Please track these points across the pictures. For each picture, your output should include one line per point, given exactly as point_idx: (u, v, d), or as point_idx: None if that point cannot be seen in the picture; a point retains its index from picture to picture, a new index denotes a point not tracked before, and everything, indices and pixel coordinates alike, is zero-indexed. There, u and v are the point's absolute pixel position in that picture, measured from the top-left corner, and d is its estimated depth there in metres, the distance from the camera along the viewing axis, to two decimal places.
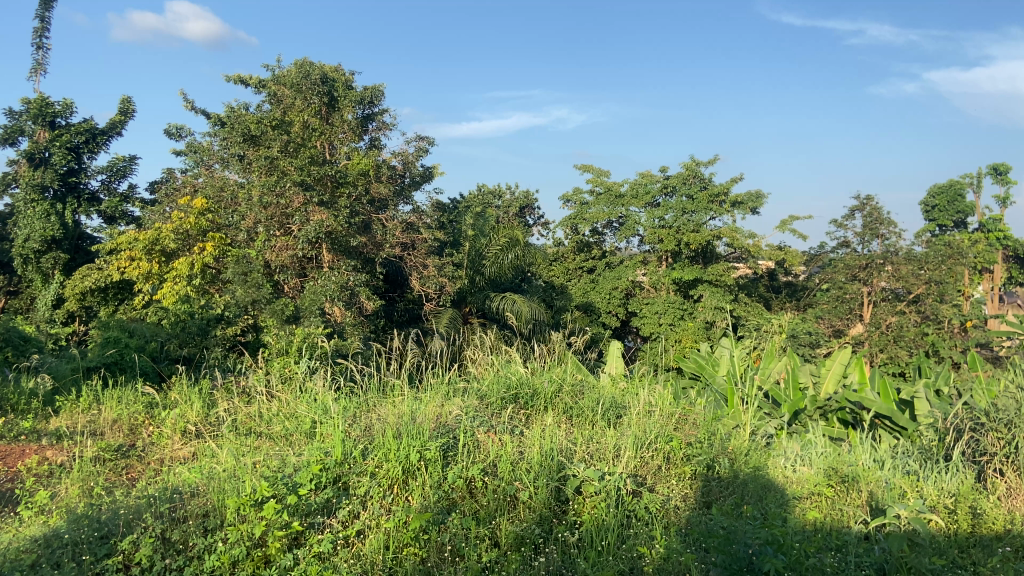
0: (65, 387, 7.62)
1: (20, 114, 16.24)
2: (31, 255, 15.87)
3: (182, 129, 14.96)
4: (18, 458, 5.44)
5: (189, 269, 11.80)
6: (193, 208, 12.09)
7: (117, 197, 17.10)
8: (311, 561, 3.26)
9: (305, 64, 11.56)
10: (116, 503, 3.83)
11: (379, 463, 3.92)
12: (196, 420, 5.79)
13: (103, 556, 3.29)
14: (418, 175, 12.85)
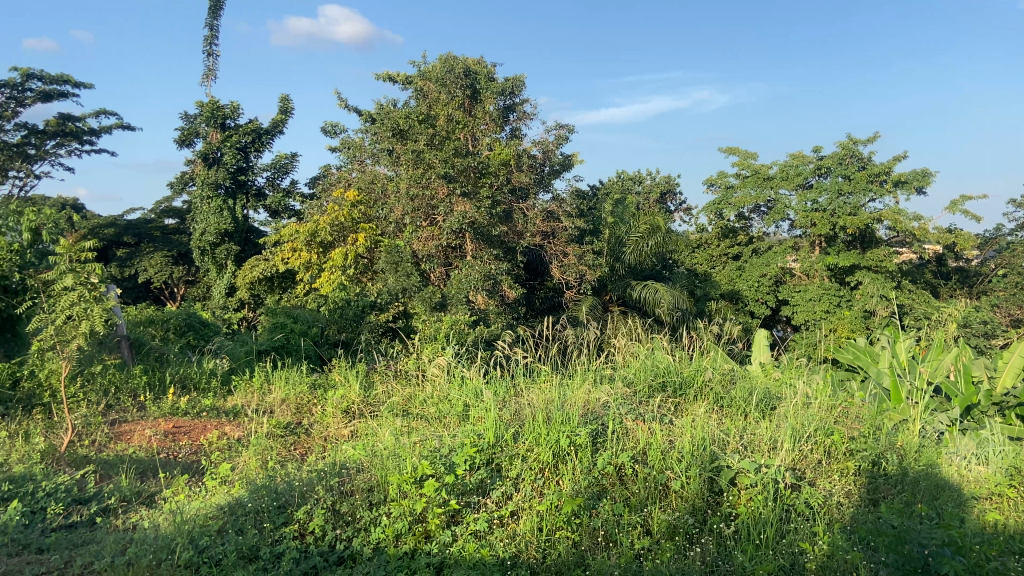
0: (240, 369, 8.31)
1: (196, 117, 17.72)
2: (208, 247, 17.32)
3: (337, 126, 15.75)
4: (200, 433, 6.02)
5: (345, 259, 12.46)
6: (347, 200, 12.74)
7: (280, 192, 18.31)
8: (469, 538, 3.40)
9: (450, 59, 11.76)
10: (290, 476, 4.14)
11: (530, 447, 3.99)
12: (356, 401, 6.16)
13: (281, 524, 3.57)
14: (558, 163, 12.86)
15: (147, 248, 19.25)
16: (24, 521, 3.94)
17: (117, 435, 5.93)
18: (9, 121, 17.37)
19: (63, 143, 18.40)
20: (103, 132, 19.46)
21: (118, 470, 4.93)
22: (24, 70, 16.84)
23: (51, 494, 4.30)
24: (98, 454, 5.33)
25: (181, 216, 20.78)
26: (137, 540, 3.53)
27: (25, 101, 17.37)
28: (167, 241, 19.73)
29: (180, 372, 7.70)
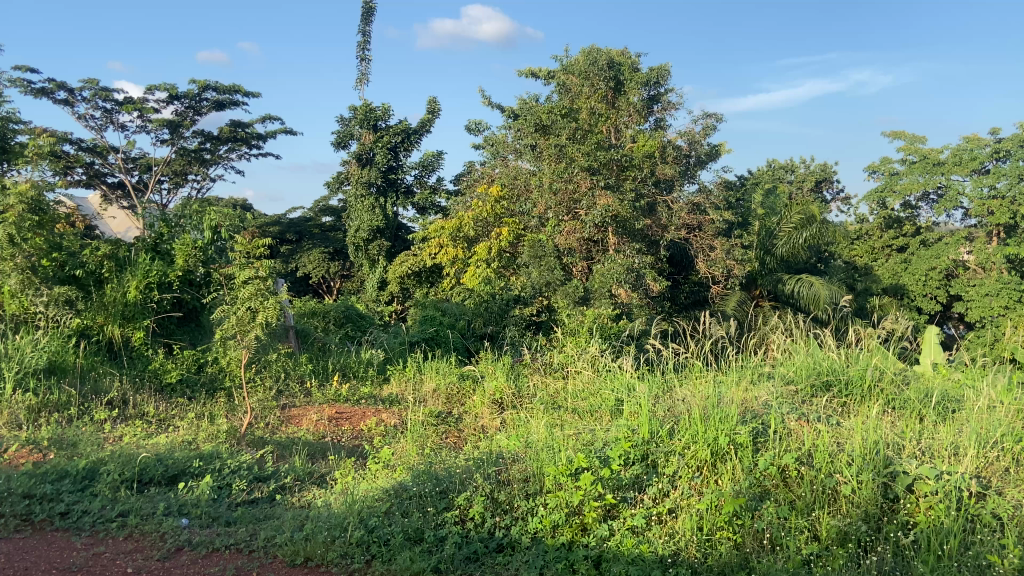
0: (394, 359, 8.72)
1: (350, 120, 18.66)
2: (362, 243, 18.28)
3: (480, 124, 16.06)
4: (360, 419, 6.37)
5: (489, 254, 12.72)
6: (490, 196, 13.00)
7: (427, 189, 18.90)
8: (626, 533, 3.39)
9: (593, 51, 11.77)
10: (449, 463, 4.28)
11: (686, 444, 3.91)
12: (507, 393, 6.30)
13: (443, 509, 3.70)
14: (704, 153, 12.44)
15: (307, 245, 20.55)
16: (213, 496, 4.33)
17: (286, 419, 6.37)
18: (187, 129, 19.00)
19: (234, 148, 19.93)
20: (268, 136, 20.89)
21: (291, 451, 5.30)
22: (200, 82, 18.35)
23: (236, 471, 4.71)
24: (272, 437, 5.75)
25: (337, 214, 21.98)
26: (312, 517, 3.78)
27: (201, 110, 18.93)
28: (325, 237, 20.95)
29: (341, 362, 8.17)
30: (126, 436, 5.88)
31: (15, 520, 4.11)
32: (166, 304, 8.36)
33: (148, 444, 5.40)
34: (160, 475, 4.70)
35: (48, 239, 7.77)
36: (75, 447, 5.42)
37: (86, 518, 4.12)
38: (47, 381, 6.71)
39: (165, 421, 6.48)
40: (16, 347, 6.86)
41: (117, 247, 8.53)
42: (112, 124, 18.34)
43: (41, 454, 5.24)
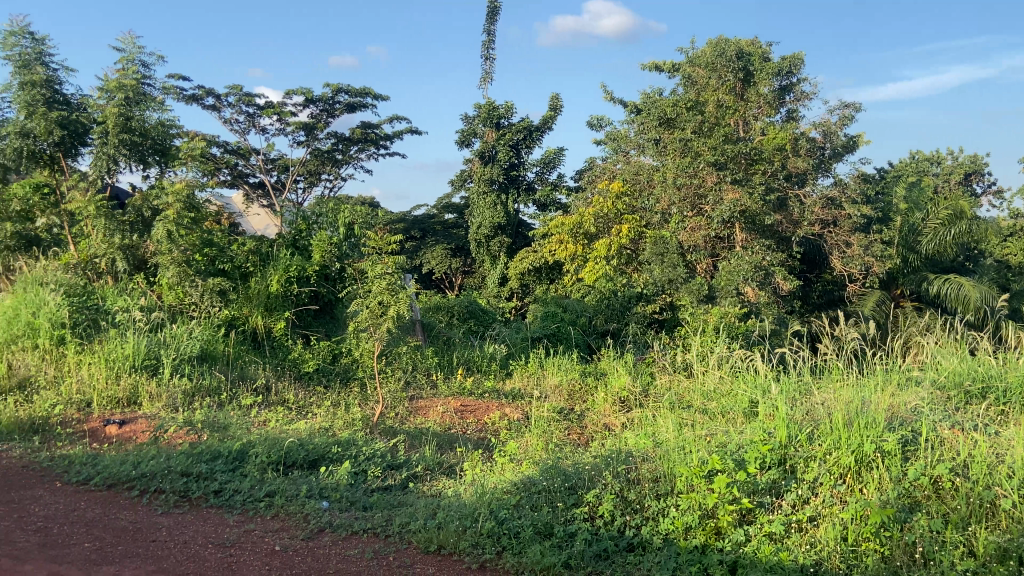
0: (517, 355, 8.84)
1: (474, 118, 19.02)
2: (484, 239, 18.61)
3: (602, 120, 15.96)
4: (484, 412, 6.49)
5: (609, 250, 12.63)
6: (611, 192, 12.94)
7: (549, 186, 19.00)
8: (763, 539, 3.27)
9: (721, 42, 11.35)
10: (577, 459, 4.28)
11: (827, 449, 3.73)
12: (632, 392, 6.25)
13: (572, 505, 3.70)
14: (840, 145, 11.89)
15: (431, 242, 21.15)
16: (351, 481, 4.56)
17: (415, 410, 6.58)
18: (321, 131, 19.94)
19: (364, 148, 20.74)
20: (395, 136, 21.62)
21: (421, 441, 5.48)
22: (335, 86, 19.21)
23: (370, 458, 4.92)
24: (402, 426, 5.96)
25: (460, 211, 22.46)
26: (444, 507, 3.89)
27: (335, 112, 19.81)
28: (448, 234, 21.48)
29: (465, 355, 8.37)
30: (269, 421, 6.26)
31: (176, 496, 4.52)
32: (304, 297, 8.85)
33: (290, 429, 5.72)
34: (301, 459, 4.99)
35: (200, 235, 8.38)
36: (226, 429, 5.82)
37: (236, 497, 4.46)
38: (200, 367, 7.24)
39: (303, 408, 6.85)
40: (173, 335, 7.45)
41: (261, 243, 9.09)
42: (254, 128, 19.50)
43: (196, 434, 5.67)
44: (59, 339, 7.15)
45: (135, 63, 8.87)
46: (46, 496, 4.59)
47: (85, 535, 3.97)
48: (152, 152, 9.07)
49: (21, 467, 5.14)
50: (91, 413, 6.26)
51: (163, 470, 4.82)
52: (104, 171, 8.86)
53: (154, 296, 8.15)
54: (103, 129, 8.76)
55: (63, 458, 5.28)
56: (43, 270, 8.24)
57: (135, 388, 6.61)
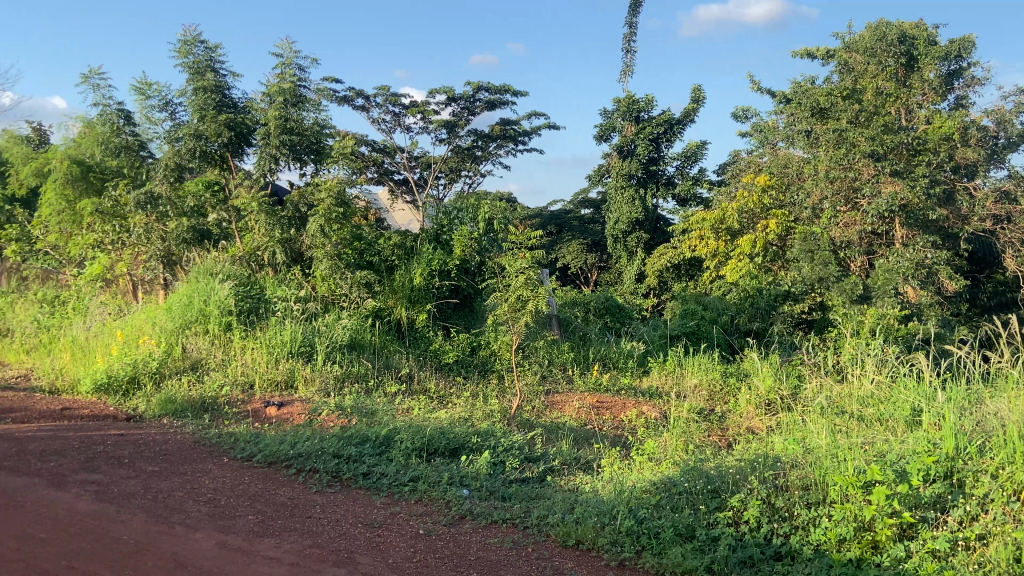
0: (655, 352, 8.72)
1: (613, 113, 18.89)
2: (621, 235, 18.44)
3: (749, 111, 15.36)
4: (621, 409, 6.42)
5: (753, 247, 12.17)
6: (757, 185, 12.54)
7: (689, 180, 18.52)
8: (925, 557, 3.04)
9: (880, 25, 10.56)
10: (720, 462, 4.14)
11: (1003, 465, 3.41)
12: (778, 395, 5.99)
13: (715, 508, 3.59)
14: (1016, 134, 10.94)
15: (568, 236, 21.19)
16: (490, 471, 4.67)
17: (551, 404, 6.62)
18: (463, 128, 20.42)
19: (503, 145, 21.07)
20: (534, 132, 21.80)
21: (558, 435, 5.51)
22: (476, 84, 19.62)
23: (509, 450, 5.01)
24: (539, 420, 6.01)
25: (596, 207, 22.38)
26: (583, 503, 3.88)
27: (476, 110, 20.22)
28: (584, 229, 21.45)
29: (602, 351, 8.34)
30: (412, 409, 6.51)
31: (329, 476, 4.80)
32: (445, 290, 9.13)
33: (432, 417, 5.92)
34: (443, 447, 5.15)
35: (350, 231, 8.80)
36: (372, 415, 6.10)
37: (383, 480, 4.68)
38: (349, 355, 7.63)
39: (444, 397, 7.07)
40: (325, 325, 7.91)
41: (405, 237, 9.44)
42: (399, 127, 20.27)
43: (346, 419, 5.98)
44: (227, 325, 7.76)
45: (293, 67, 9.40)
46: (215, 470, 5.00)
47: (248, 508, 4.30)
48: (309, 151, 9.61)
49: (194, 442, 5.63)
50: (253, 395, 6.75)
51: (316, 451, 5.12)
52: (266, 170, 9.50)
53: (309, 287, 8.66)
54: (266, 130, 9.39)
55: (229, 435, 5.73)
56: (213, 262, 8.96)
57: (292, 372, 7.07)
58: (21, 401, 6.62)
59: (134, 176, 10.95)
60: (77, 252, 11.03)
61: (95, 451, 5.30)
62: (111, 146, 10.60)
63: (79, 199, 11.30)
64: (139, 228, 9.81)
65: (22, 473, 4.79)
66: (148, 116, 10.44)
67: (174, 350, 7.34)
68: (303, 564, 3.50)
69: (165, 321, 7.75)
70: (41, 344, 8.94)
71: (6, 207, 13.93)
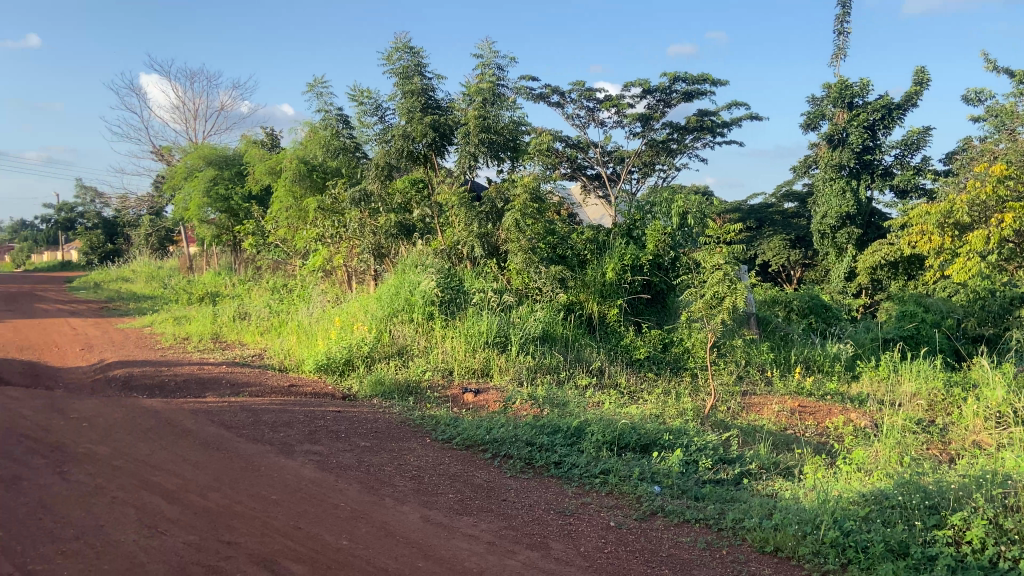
0: (866, 356, 8.11)
1: (823, 99, 17.81)
2: (828, 230, 17.38)
3: (982, 94, 13.79)
4: (826, 415, 6.06)
5: (984, 244, 10.98)
6: (992, 176, 11.34)
7: (910, 170, 16.96)
8: None
9: None
10: (940, 476, 3.81)
11: None
12: (1012, 408, 5.38)
13: (933, 525, 3.31)
14: None
15: (769, 232, 20.22)
16: (683, 470, 4.60)
17: (748, 406, 6.39)
18: (657, 121, 20.13)
19: (700, 137, 20.51)
20: (732, 123, 21.00)
21: (755, 439, 5.32)
22: (671, 75, 19.25)
23: (702, 449, 4.91)
24: (735, 421, 5.83)
25: (801, 200, 21.20)
26: (782, 509, 3.72)
27: (671, 102, 19.84)
28: (787, 224, 20.32)
29: (804, 353, 7.93)
30: (603, 403, 6.56)
31: (522, 463, 4.97)
32: (637, 285, 9.10)
33: (623, 412, 5.93)
34: (634, 443, 5.15)
35: (544, 225, 8.99)
36: (564, 406, 6.23)
37: (575, 470, 4.76)
38: (542, 347, 7.83)
39: (635, 393, 7.05)
40: (519, 317, 8.16)
41: (599, 232, 9.52)
42: (593, 122, 20.37)
43: (538, 409, 6.15)
44: (429, 314, 8.25)
45: (492, 67, 9.73)
46: (419, 449, 5.34)
47: (449, 487, 4.56)
48: (506, 148, 9.94)
49: (400, 423, 6.05)
50: (452, 380, 7.13)
51: (511, 438, 5.32)
52: (466, 168, 9.97)
53: (505, 280, 8.97)
54: (466, 129, 9.82)
55: (431, 418, 6.09)
56: (418, 255, 9.56)
57: (488, 362, 7.38)
58: (256, 377, 7.46)
59: (351, 175, 11.92)
60: (302, 245, 12.23)
61: (317, 424, 5.86)
62: (331, 149, 11.62)
63: (304, 197, 12.53)
64: (354, 223, 10.69)
65: (258, 441, 5.40)
66: (362, 120, 11.31)
67: (383, 336, 7.91)
68: (499, 544, 3.65)
69: (376, 310, 8.38)
70: (272, 327, 10.02)
71: (245, 205, 15.75)
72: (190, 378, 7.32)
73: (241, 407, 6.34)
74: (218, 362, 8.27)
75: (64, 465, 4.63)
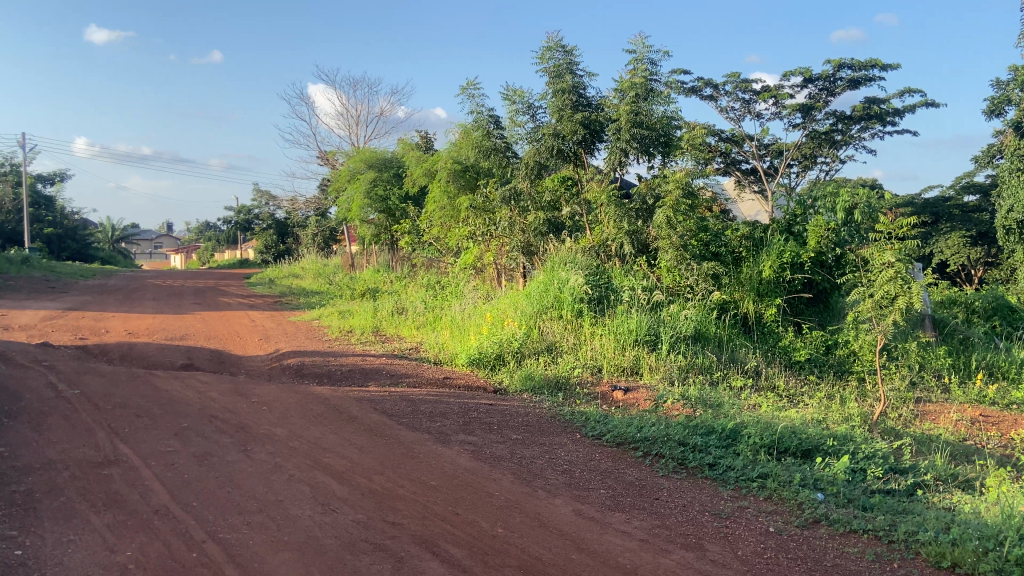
0: None
1: (1011, 82, 16.22)
2: (1016, 225, 15.76)
3: None
4: (1009, 426, 5.64)
5: None
6: None
7: None
8: None
9: None
10: None
11: None
12: None
13: None
14: None
15: (945, 227, 18.70)
16: (848, 477, 4.37)
17: (922, 414, 5.96)
18: (820, 111, 19.09)
19: (867, 126, 19.27)
20: (904, 110, 19.54)
21: (930, 448, 4.96)
22: (836, 62, 18.20)
23: (870, 457, 4.65)
24: (906, 429, 5.45)
25: (983, 192, 19.41)
26: (960, 523, 3.48)
27: (835, 90, 18.76)
28: (967, 218, 18.70)
29: (987, 359, 7.35)
30: (760, 405, 6.35)
31: (675, 463, 4.89)
32: (798, 283, 8.74)
33: (782, 416, 5.69)
34: (795, 447, 4.94)
35: (697, 222, 8.79)
36: (718, 407, 6.08)
37: (730, 473, 4.62)
38: (694, 347, 7.67)
39: (795, 397, 6.81)
40: (671, 315, 8.02)
41: (755, 229, 9.18)
42: (749, 114, 19.64)
43: (691, 409, 6.03)
44: (578, 311, 8.29)
45: (645, 62, 9.61)
46: (570, 444, 5.39)
47: (600, 483, 4.57)
48: (658, 144, 9.78)
49: (551, 417, 6.12)
50: (601, 378, 7.14)
51: (663, 437, 5.25)
52: (617, 164, 9.92)
53: (655, 277, 8.84)
54: (617, 125, 9.78)
55: (581, 414, 6.13)
56: (567, 252, 9.63)
57: (638, 360, 7.33)
58: (413, 369, 7.81)
59: (502, 174, 12.18)
60: (455, 243, 12.65)
61: (471, 416, 6.05)
62: (483, 149, 11.92)
63: (457, 196, 12.93)
64: (505, 222, 10.93)
65: (417, 429, 5.65)
66: (514, 120, 11.53)
67: (533, 332, 8.03)
68: (653, 542, 3.62)
69: (526, 306, 8.51)
70: (427, 322, 10.44)
71: (402, 205, 16.50)
72: (354, 368, 7.78)
73: (401, 396, 6.66)
74: (379, 354, 8.73)
75: (247, 443, 5.07)
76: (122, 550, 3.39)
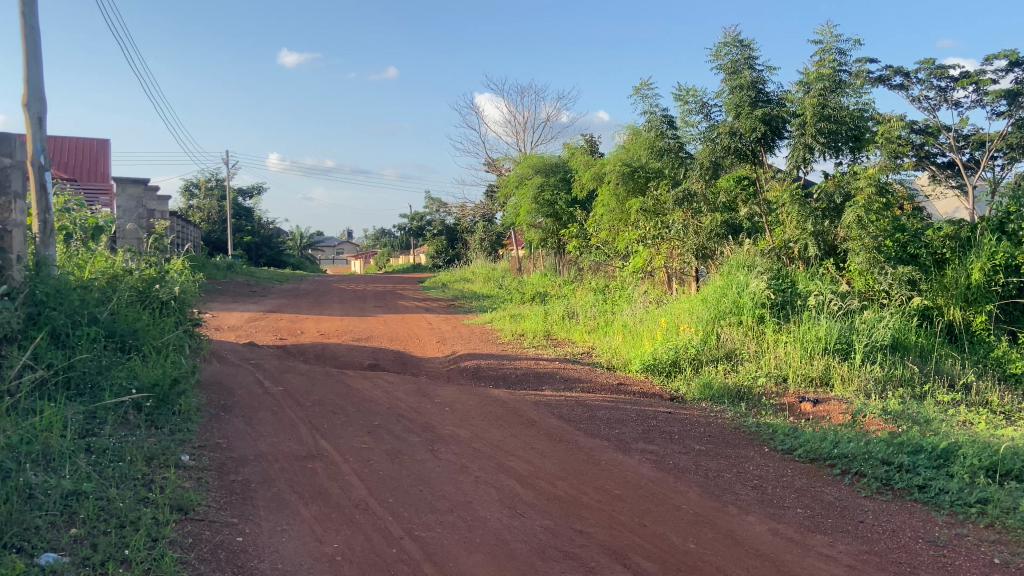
0: None
1: None
2: None
3: None
4: None
5: None
6: None
7: None
8: None
9: None
10: None
11: None
12: None
13: None
14: None
15: None
16: None
17: None
18: None
19: None
20: None
21: None
22: None
23: None
24: None
25: None
26: None
27: None
28: None
29: None
30: (974, 423, 5.73)
31: (879, 483, 4.50)
32: (1014, 289, 7.87)
33: (1003, 434, 5.11)
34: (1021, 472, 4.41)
35: (892, 221, 8.12)
36: (926, 424, 5.54)
37: (945, 496, 4.19)
38: (892, 356, 7.07)
39: (1013, 415, 6.15)
40: (864, 322, 7.42)
41: (962, 227, 8.30)
42: (945, 103, 17.97)
43: (892, 425, 5.55)
44: (759, 317, 7.88)
45: (833, 52, 9.01)
46: (758, 457, 5.11)
47: (795, 501, 4.28)
48: (846, 138, 9.13)
49: (734, 429, 5.85)
50: (787, 388, 6.73)
51: (863, 454, 4.85)
52: (800, 161, 9.36)
53: (845, 282, 8.21)
54: (801, 120, 9.24)
55: (768, 426, 5.81)
56: (745, 255, 9.23)
57: (829, 369, 6.84)
58: (587, 374, 7.77)
59: (673, 175, 11.88)
60: (625, 246, 12.51)
61: (650, 424, 5.90)
62: (655, 151, 11.68)
63: (626, 199, 12.78)
64: (677, 224, 10.65)
65: (596, 435, 5.59)
66: (687, 119, 11.21)
67: (711, 338, 7.73)
68: (862, 569, 3.34)
69: (702, 311, 8.22)
70: (598, 326, 10.36)
71: (569, 209, 16.56)
72: (529, 372, 7.86)
73: (577, 402, 6.63)
74: (552, 358, 8.78)
75: (434, 443, 5.23)
76: (330, 542, 3.58)
